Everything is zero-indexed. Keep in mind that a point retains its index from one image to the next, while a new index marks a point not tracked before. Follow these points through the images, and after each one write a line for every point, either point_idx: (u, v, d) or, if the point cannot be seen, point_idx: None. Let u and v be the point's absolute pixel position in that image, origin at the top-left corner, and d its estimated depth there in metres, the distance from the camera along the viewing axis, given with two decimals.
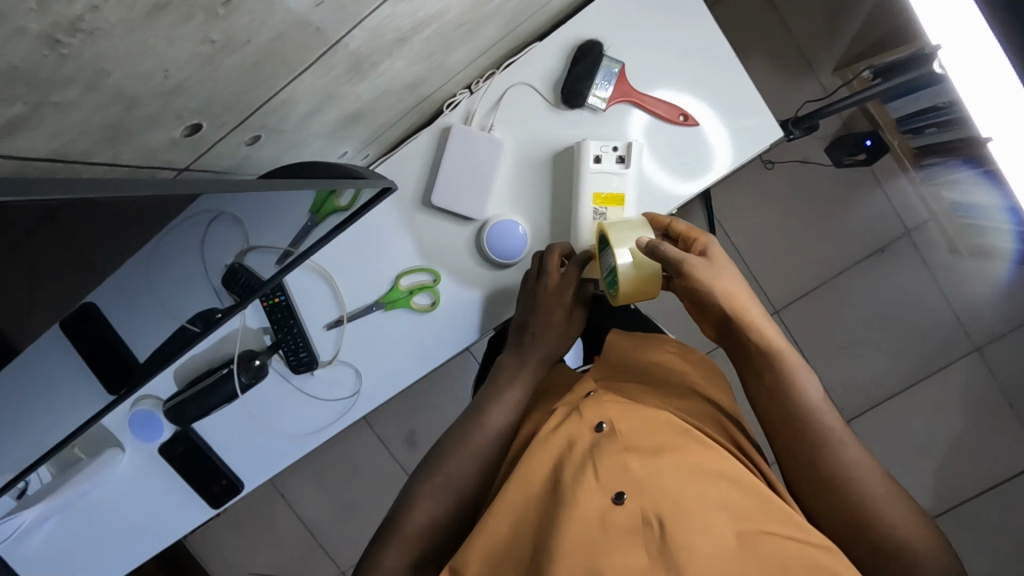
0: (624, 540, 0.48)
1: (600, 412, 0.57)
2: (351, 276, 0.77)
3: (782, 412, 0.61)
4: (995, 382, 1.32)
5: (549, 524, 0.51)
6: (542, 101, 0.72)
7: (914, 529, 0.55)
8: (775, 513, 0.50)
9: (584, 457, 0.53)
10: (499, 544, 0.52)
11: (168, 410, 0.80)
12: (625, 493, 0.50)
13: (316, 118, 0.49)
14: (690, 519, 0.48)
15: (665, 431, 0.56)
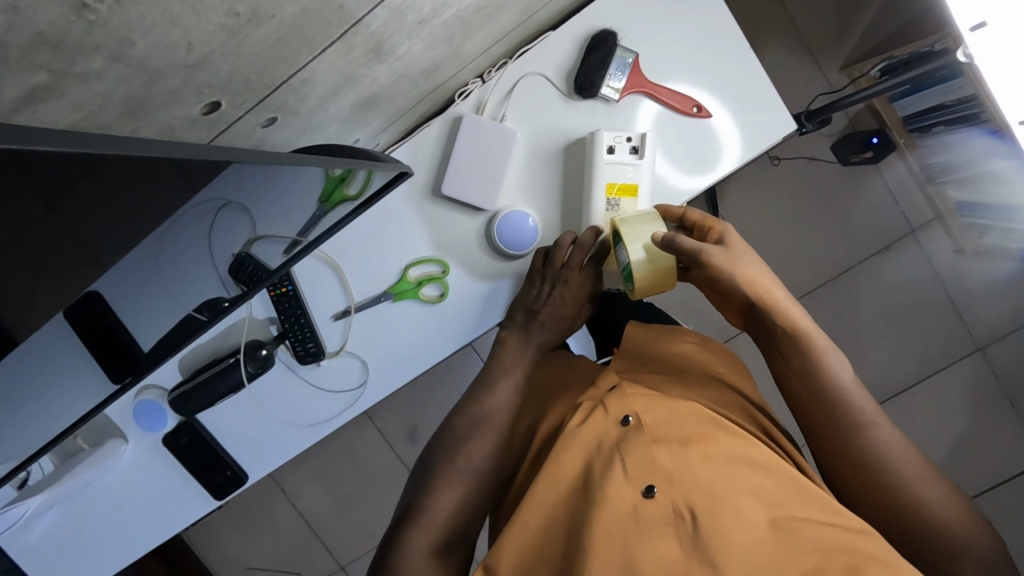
0: (658, 532, 0.50)
1: (625, 407, 0.58)
2: (360, 266, 0.76)
3: (810, 395, 0.61)
4: (996, 381, 1.32)
5: (582, 519, 0.52)
6: (555, 91, 0.71)
7: (952, 510, 0.55)
8: (809, 499, 0.50)
9: (613, 451, 0.55)
10: (535, 538, 0.54)
11: (172, 401, 0.79)
12: (655, 485, 0.52)
13: (333, 101, 0.49)
14: (722, 508, 0.49)
15: (692, 421, 0.56)
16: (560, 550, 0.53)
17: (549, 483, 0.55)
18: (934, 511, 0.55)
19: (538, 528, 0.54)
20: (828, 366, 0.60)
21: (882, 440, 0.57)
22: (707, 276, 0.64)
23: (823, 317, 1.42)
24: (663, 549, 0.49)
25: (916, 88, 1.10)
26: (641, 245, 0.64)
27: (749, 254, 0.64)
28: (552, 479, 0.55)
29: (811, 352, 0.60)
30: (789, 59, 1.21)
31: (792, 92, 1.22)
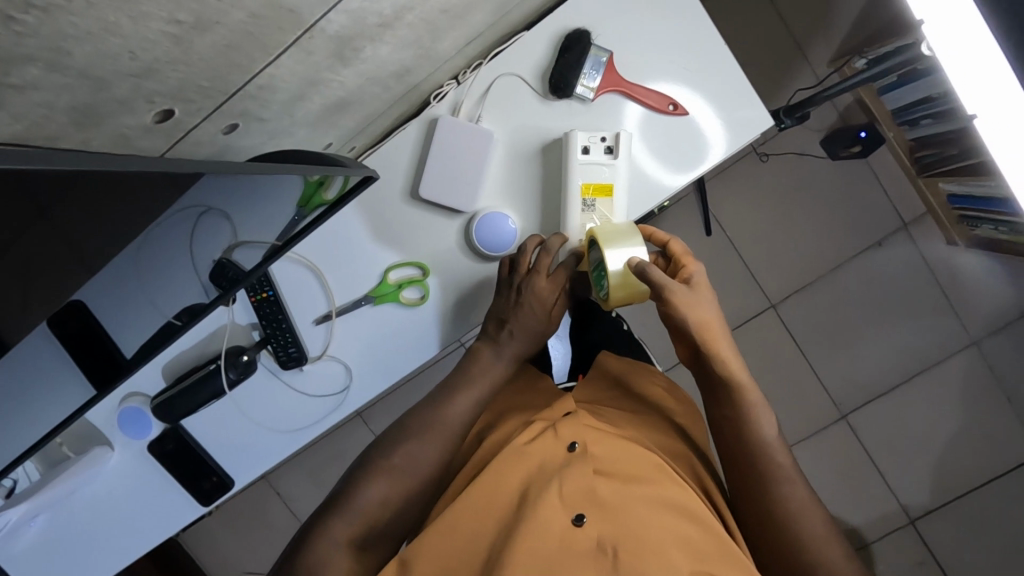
0: (582, 561, 0.50)
1: (574, 434, 0.60)
2: (340, 270, 0.76)
3: (741, 454, 0.61)
4: (993, 374, 1.33)
5: (507, 532, 0.53)
6: (530, 91, 0.71)
7: None
8: (731, 555, 0.51)
9: (552, 475, 0.56)
10: (453, 549, 0.54)
11: (156, 407, 0.79)
12: (585, 515, 0.53)
13: (298, 106, 0.48)
14: (646, 554, 0.49)
15: (637, 457, 0.58)
16: (478, 563, 0.53)
17: (486, 492, 0.57)
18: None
19: (462, 538, 0.54)
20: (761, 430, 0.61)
21: (805, 513, 0.57)
22: (666, 312, 0.64)
23: (817, 313, 1.40)
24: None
25: (901, 82, 1.10)
26: (619, 263, 0.64)
27: (708, 302, 0.64)
28: (490, 493, 0.57)
29: (745, 412, 0.62)
30: (777, 53, 1.20)
31: (781, 86, 1.21)
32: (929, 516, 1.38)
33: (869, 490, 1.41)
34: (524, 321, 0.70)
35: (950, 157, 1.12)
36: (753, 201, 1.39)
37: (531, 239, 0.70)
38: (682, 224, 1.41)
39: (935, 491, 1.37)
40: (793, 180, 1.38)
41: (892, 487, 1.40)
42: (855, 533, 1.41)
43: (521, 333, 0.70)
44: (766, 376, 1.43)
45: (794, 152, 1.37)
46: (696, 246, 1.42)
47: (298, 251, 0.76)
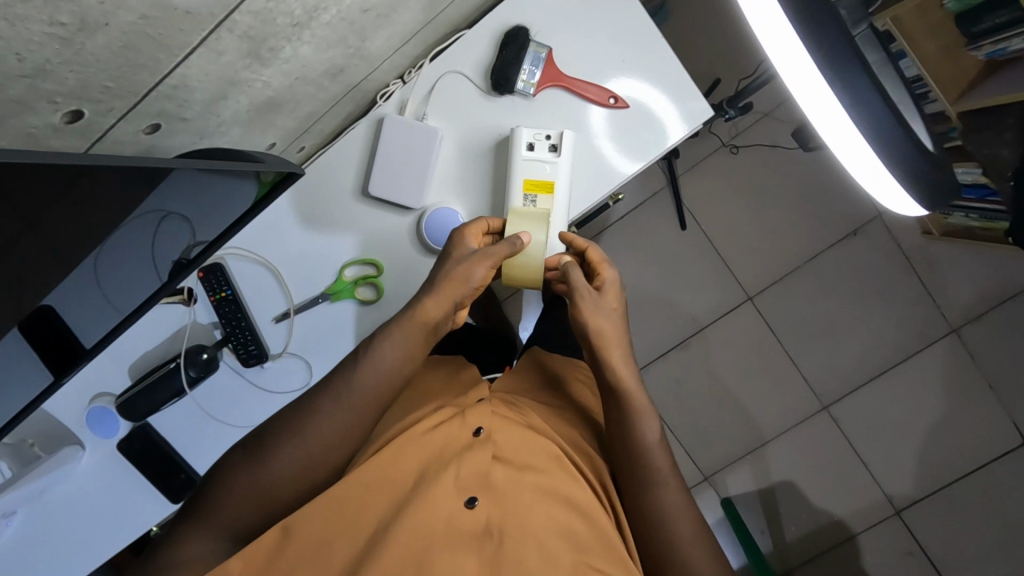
0: (464, 542, 0.57)
1: (480, 420, 0.66)
2: (297, 269, 0.78)
3: (625, 450, 0.67)
4: (973, 362, 1.33)
5: (399, 509, 0.59)
6: (474, 88, 0.72)
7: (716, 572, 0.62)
8: (604, 548, 0.58)
9: (452, 458, 0.62)
10: (346, 520, 0.60)
11: (119, 406, 0.80)
12: (475, 499, 0.60)
13: (223, 106, 0.51)
14: (527, 539, 0.57)
15: (538, 451, 0.65)
16: (364, 537, 0.59)
17: (383, 471, 0.62)
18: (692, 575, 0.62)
19: (355, 509, 0.60)
20: (642, 433, 0.67)
21: (671, 502, 0.65)
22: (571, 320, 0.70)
23: (796, 305, 1.40)
24: (461, 557, 0.56)
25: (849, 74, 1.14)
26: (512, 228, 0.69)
27: (604, 310, 0.69)
28: (389, 470, 0.62)
29: (634, 412, 0.67)
30: (737, 49, 1.23)
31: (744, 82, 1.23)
32: (915, 505, 1.36)
33: (855, 482, 1.39)
34: (428, 311, 0.65)
35: None
36: (727, 196, 1.40)
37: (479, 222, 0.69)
38: (657, 219, 1.42)
39: (919, 480, 1.36)
40: (767, 173, 1.38)
41: (876, 477, 1.39)
42: (840, 526, 1.40)
43: (421, 322, 0.65)
44: (745, 369, 1.42)
45: (766, 143, 1.37)
46: (672, 242, 1.42)
47: (255, 250, 0.78)
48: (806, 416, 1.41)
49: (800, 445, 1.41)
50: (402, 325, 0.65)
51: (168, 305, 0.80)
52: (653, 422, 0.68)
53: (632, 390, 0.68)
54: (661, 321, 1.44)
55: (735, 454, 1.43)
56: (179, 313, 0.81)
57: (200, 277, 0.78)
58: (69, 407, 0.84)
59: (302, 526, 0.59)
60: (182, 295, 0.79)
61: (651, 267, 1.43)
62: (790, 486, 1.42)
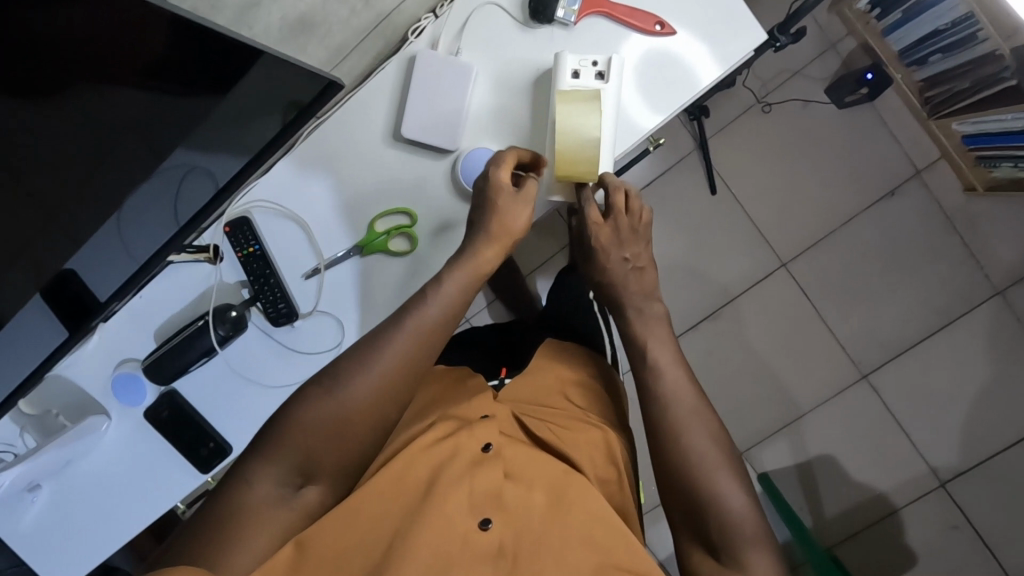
0: (479, 564, 0.55)
1: (488, 435, 0.64)
2: (326, 221, 0.75)
3: (645, 412, 0.67)
4: (1021, 323, 1.27)
5: (410, 520, 0.56)
6: (511, 21, 0.70)
7: (750, 521, 0.59)
8: (628, 546, 0.55)
9: (465, 471, 0.60)
10: (356, 539, 0.55)
11: (146, 368, 0.77)
12: (490, 520, 0.57)
13: (254, 16, 0.59)
14: (544, 555, 0.55)
15: (550, 463, 0.63)
16: (376, 556, 0.55)
17: (392, 483, 0.59)
18: (721, 512, 0.59)
19: (364, 528, 0.56)
20: (663, 374, 0.68)
21: (693, 431, 0.64)
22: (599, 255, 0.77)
23: (832, 271, 1.34)
24: None
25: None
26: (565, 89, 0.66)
27: (622, 276, 0.76)
28: (398, 484, 0.59)
29: (652, 360, 0.70)
30: None
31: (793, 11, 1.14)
32: (961, 477, 1.31)
33: (896, 454, 1.34)
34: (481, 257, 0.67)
35: (961, 91, 1.10)
36: (758, 159, 1.35)
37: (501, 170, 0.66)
38: (685, 185, 1.38)
39: (965, 450, 1.31)
40: (798, 132, 1.33)
41: (919, 448, 1.33)
42: (882, 500, 1.34)
43: (477, 268, 0.67)
44: (779, 337, 1.37)
45: (796, 101, 1.33)
46: (701, 207, 1.37)
47: (282, 203, 0.75)
48: (843, 385, 1.36)
49: (839, 417, 1.36)
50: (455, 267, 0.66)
51: (195, 263, 0.77)
52: (664, 351, 0.70)
53: (651, 344, 0.71)
54: (691, 293, 1.39)
55: (770, 428, 1.38)
56: (206, 272, 0.78)
57: (226, 233, 0.75)
58: (93, 374, 0.81)
59: (314, 544, 0.53)
60: (208, 252, 0.76)
61: (678, 236, 1.38)
62: (828, 458, 1.37)
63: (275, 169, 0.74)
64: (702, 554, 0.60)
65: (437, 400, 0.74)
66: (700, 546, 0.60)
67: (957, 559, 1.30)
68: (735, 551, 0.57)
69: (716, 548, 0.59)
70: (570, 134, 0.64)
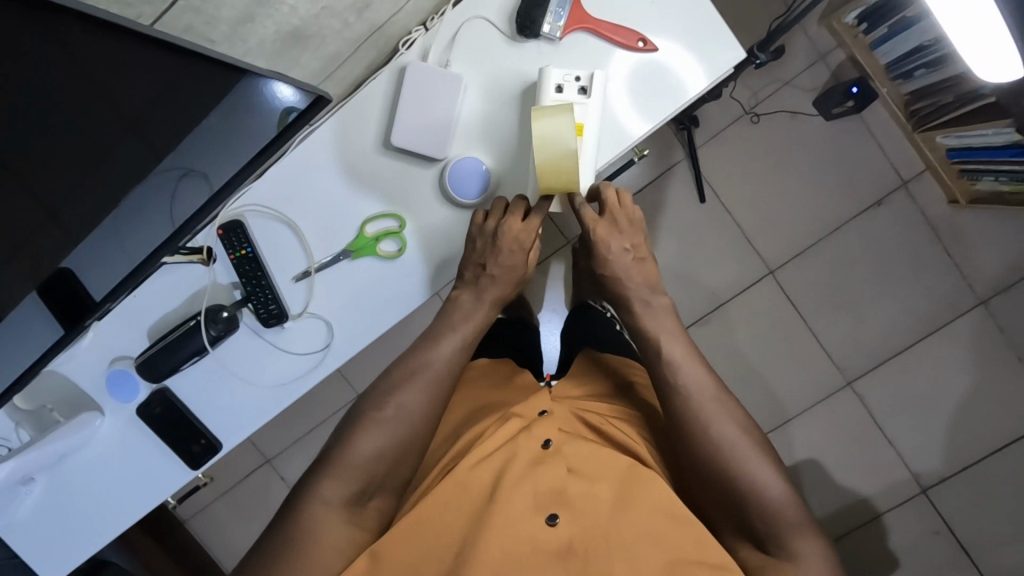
0: (549, 559, 0.60)
1: (548, 432, 0.70)
2: (317, 225, 0.77)
3: (670, 401, 0.69)
4: (1003, 333, 1.30)
5: (481, 520, 0.62)
6: (499, 34, 0.72)
7: (790, 508, 0.62)
8: (691, 540, 0.60)
9: (528, 471, 0.65)
10: (434, 541, 0.63)
11: (138, 366, 0.79)
12: (556, 515, 0.62)
13: (249, 30, 0.61)
14: (612, 551, 0.60)
15: (608, 460, 0.67)
16: (451, 557, 0.61)
17: (461, 486, 0.65)
18: (760, 504, 0.62)
19: (438, 531, 0.63)
20: (679, 368, 0.70)
21: (720, 426, 0.66)
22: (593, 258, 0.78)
23: (820, 278, 1.37)
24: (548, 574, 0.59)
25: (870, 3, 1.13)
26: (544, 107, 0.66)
27: (621, 268, 0.77)
28: (465, 489, 0.65)
29: (665, 355, 0.71)
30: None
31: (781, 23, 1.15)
32: (942, 483, 1.33)
33: (879, 461, 1.36)
34: (467, 305, 0.76)
35: (945, 105, 1.13)
36: (748, 168, 1.37)
37: (516, 231, 0.71)
38: (675, 193, 1.39)
39: (948, 457, 1.33)
40: (787, 143, 1.35)
41: (901, 454, 1.35)
42: (866, 504, 1.36)
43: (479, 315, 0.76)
44: (766, 344, 1.39)
45: (785, 112, 1.35)
46: (691, 215, 1.39)
47: (275, 206, 0.77)
48: (828, 391, 1.38)
49: (824, 423, 1.38)
50: (455, 318, 0.75)
51: (188, 265, 0.79)
52: (676, 346, 0.72)
53: (663, 339, 0.72)
54: (679, 299, 1.41)
55: None
56: (198, 273, 0.79)
57: (219, 235, 0.77)
58: (87, 371, 0.83)
59: (386, 552, 0.62)
60: (201, 254, 0.78)
61: (668, 242, 1.40)
62: (813, 464, 1.39)
63: (267, 174, 0.76)
64: (750, 547, 0.63)
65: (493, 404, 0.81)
66: (745, 538, 0.64)
67: (937, 563, 1.33)
68: (780, 538, 0.61)
69: (762, 538, 0.62)
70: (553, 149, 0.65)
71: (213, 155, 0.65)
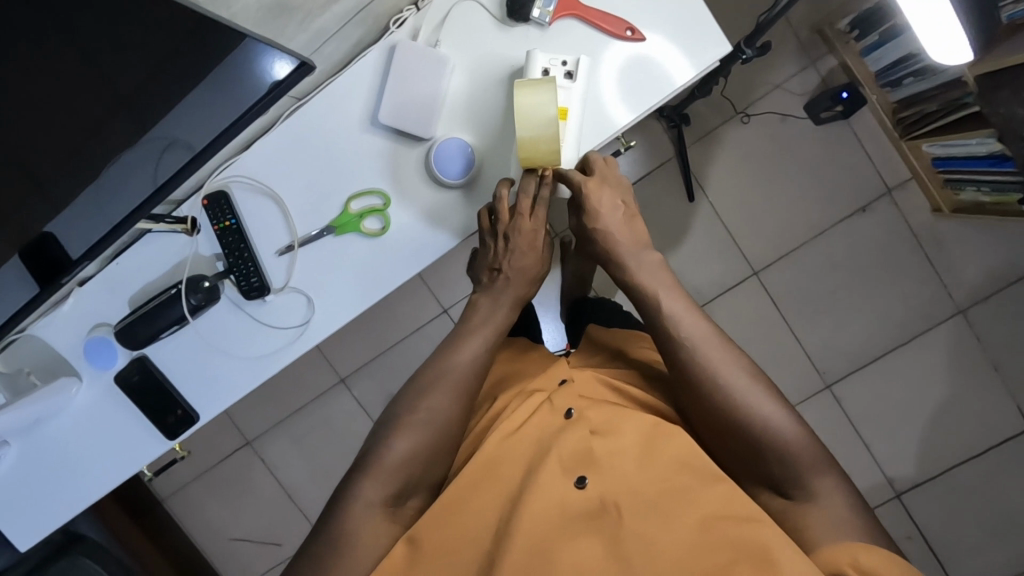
0: (582, 526, 0.55)
1: (569, 402, 0.65)
2: (302, 200, 0.77)
3: (666, 347, 0.65)
4: (979, 343, 1.32)
5: (515, 501, 0.57)
6: (489, 17, 0.72)
7: (802, 442, 0.57)
8: (722, 495, 0.53)
9: (550, 441, 0.61)
10: (467, 523, 0.58)
11: (117, 334, 0.79)
12: (586, 477, 0.57)
13: None
14: (644, 508, 0.54)
15: (629, 416, 0.61)
16: (487, 541, 0.57)
17: (488, 463, 0.61)
18: (780, 448, 0.57)
19: (469, 515, 0.58)
20: (674, 315, 0.65)
21: (729, 372, 0.61)
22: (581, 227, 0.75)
23: (804, 281, 1.38)
24: (584, 541, 0.54)
25: (863, 10, 1.16)
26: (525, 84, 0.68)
27: (612, 226, 0.72)
28: (493, 472, 0.61)
29: (658, 305, 0.67)
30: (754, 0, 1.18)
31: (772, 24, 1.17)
32: (915, 489, 1.35)
33: (855, 464, 1.38)
34: (480, 303, 0.74)
35: (930, 114, 1.15)
36: (737, 169, 1.38)
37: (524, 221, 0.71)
38: (664, 190, 1.40)
39: (921, 462, 1.35)
40: (776, 145, 1.37)
41: (876, 457, 1.37)
42: None
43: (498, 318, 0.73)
44: (748, 344, 1.40)
45: (776, 114, 1.36)
46: (679, 213, 1.40)
47: (261, 180, 0.77)
48: (807, 394, 1.40)
49: None
50: (468, 317, 0.73)
51: (172, 234, 0.79)
52: (675, 299, 0.67)
53: (659, 292, 0.67)
54: None
55: None
56: (182, 243, 0.80)
57: (204, 205, 0.77)
58: (68, 338, 0.83)
59: (425, 539, 0.57)
60: (185, 224, 0.78)
61: (656, 240, 1.41)
62: None
63: (255, 146, 0.77)
64: (768, 492, 0.59)
65: (509, 377, 0.78)
66: (764, 486, 0.59)
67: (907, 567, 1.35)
68: (803, 481, 0.56)
69: (780, 483, 0.57)
70: (534, 129, 0.66)
71: (197, 118, 0.64)
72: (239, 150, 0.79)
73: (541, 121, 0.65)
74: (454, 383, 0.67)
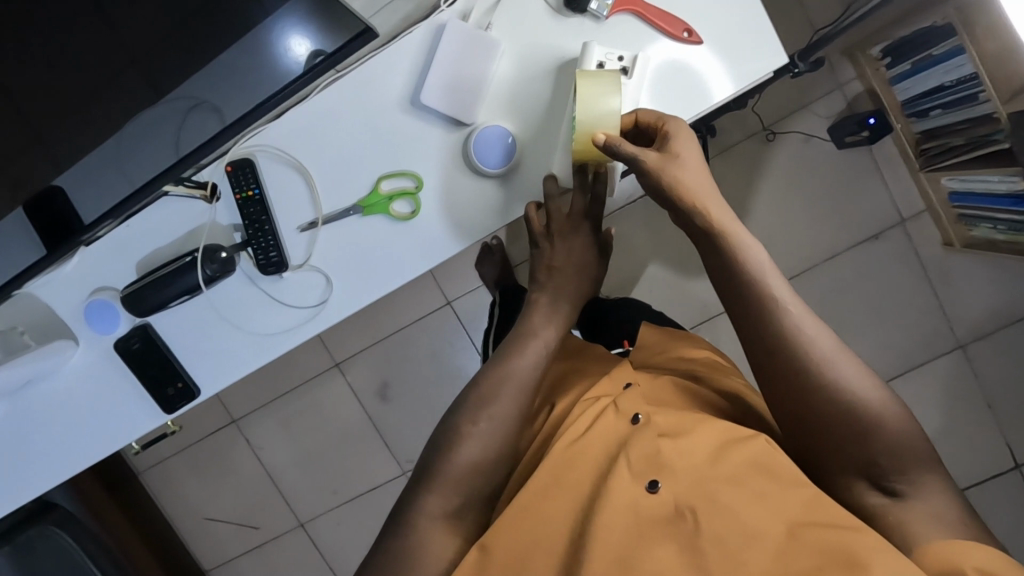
0: (658, 532, 0.53)
1: (635, 406, 0.62)
2: (343, 174, 0.74)
3: (756, 317, 0.58)
4: (975, 378, 1.33)
5: (588, 507, 0.55)
6: (543, 6, 0.70)
7: (902, 431, 0.54)
8: (810, 503, 0.51)
9: (620, 446, 0.58)
10: (536, 526, 0.56)
11: (123, 298, 0.76)
12: (658, 482, 0.54)
13: None
14: (721, 512, 0.51)
15: (698, 418, 0.59)
16: (559, 545, 0.55)
17: (556, 470, 0.58)
18: (886, 436, 0.53)
19: (540, 518, 0.56)
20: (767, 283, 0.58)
21: (828, 347, 0.56)
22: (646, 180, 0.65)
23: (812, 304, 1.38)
24: (660, 547, 0.52)
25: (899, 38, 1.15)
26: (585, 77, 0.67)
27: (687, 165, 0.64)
28: (561, 474, 0.58)
29: (751, 272, 0.59)
30: (791, 19, 1.17)
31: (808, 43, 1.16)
32: None
33: None
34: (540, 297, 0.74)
35: (955, 147, 1.14)
36: (756, 185, 1.38)
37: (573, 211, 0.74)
38: None
39: None
40: (798, 165, 1.37)
41: None
42: None
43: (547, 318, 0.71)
44: None
45: (799, 134, 1.36)
46: None
47: (291, 151, 0.74)
48: None
49: None
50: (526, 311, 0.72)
51: (189, 199, 0.76)
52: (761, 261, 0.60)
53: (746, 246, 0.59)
54: None
55: None
56: (199, 210, 0.76)
57: (227, 171, 0.74)
58: (71, 299, 0.79)
59: (500, 548, 0.55)
60: (205, 190, 0.75)
61: None
62: None
63: (285, 116, 0.74)
64: (869, 487, 0.54)
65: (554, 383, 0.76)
66: (859, 477, 0.54)
67: None
68: (906, 486, 0.53)
69: (881, 474, 0.53)
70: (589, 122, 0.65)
71: (232, 84, 0.62)
72: (270, 119, 0.76)
73: (600, 114, 0.64)
74: (512, 389, 0.64)
